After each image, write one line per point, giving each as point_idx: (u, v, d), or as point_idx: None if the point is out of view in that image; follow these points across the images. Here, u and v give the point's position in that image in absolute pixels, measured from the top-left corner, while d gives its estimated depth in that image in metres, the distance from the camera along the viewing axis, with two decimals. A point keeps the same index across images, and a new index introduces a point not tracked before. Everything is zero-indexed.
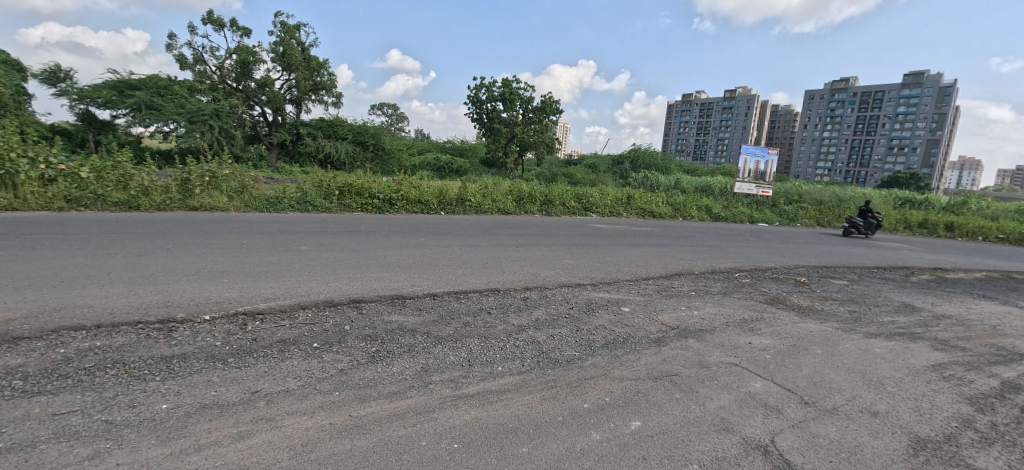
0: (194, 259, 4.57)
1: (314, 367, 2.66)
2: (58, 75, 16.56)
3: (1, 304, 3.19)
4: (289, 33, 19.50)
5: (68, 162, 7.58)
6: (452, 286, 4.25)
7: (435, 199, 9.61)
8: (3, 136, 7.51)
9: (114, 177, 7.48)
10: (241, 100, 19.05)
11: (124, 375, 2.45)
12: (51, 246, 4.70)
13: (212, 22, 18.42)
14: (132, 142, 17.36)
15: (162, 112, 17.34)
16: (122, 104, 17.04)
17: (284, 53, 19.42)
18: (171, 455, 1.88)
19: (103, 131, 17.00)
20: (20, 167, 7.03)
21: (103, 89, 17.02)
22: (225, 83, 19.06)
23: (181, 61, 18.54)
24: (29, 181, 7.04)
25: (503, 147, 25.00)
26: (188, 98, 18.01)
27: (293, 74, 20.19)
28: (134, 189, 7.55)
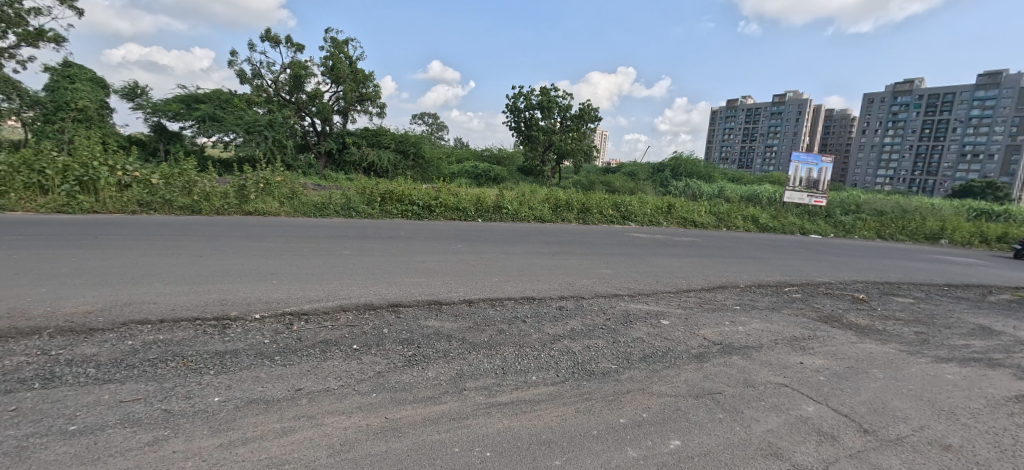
0: (248, 261, 4.86)
1: (353, 368, 2.73)
2: (136, 91, 18.31)
3: (81, 297, 3.53)
4: (338, 47, 20.56)
5: (143, 169, 8.34)
6: (487, 293, 4.27)
7: (473, 207, 9.74)
8: (89, 146, 8.35)
9: (180, 184, 8.12)
10: (294, 111, 20.27)
11: (182, 368, 2.63)
12: (127, 245, 5.16)
13: (269, 40, 19.77)
14: (196, 151, 18.86)
15: (223, 123, 18.75)
16: (189, 117, 18.59)
17: (333, 67, 20.50)
18: (220, 446, 1.98)
19: (172, 141, 18.56)
20: (102, 174, 7.80)
21: (174, 103, 18.64)
22: (279, 96, 20.34)
23: (242, 76, 19.99)
24: (109, 187, 7.79)
25: (540, 155, 25.08)
26: (246, 111, 19.35)
27: (340, 86, 21.25)
28: (197, 194, 8.17)
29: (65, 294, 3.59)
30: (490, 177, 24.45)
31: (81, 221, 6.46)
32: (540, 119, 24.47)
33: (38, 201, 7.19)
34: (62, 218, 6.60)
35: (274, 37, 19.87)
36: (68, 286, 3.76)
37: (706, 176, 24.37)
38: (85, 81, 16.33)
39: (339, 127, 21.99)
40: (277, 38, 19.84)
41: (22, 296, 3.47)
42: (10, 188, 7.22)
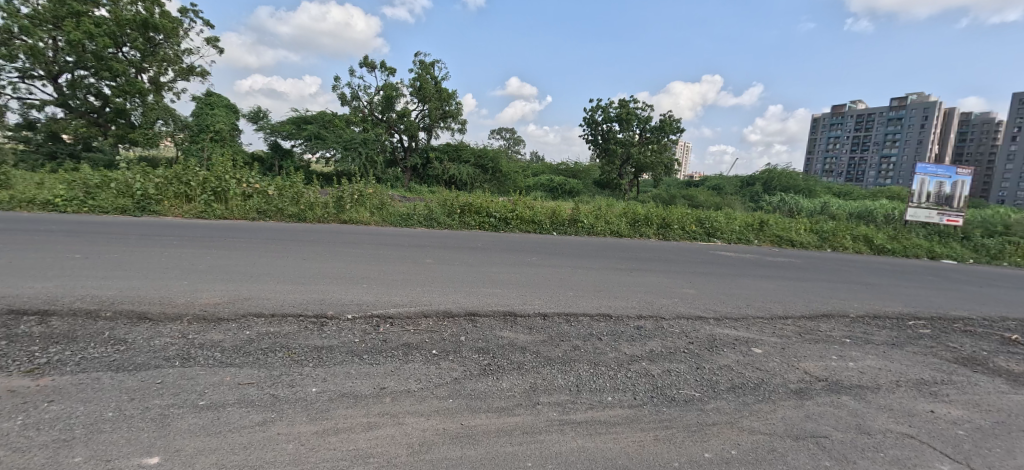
0: (344, 265, 5.36)
1: (432, 372, 2.84)
2: (259, 115, 21.31)
3: (213, 290, 4.13)
4: (425, 69, 22.14)
5: (262, 182, 9.62)
6: (562, 308, 4.21)
7: (548, 220, 9.78)
8: (224, 162, 9.84)
9: (290, 195, 9.24)
10: (385, 129, 22.15)
11: (287, 358, 2.93)
12: (249, 248, 5.96)
13: (367, 65, 21.89)
14: (303, 166, 21.38)
15: (326, 141, 20.99)
16: (299, 135, 21.17)
17: (420, 87, 22.10)
18: (314, 434, 2.16)
19: (285, 158, 21.24)
20: (232, 186, 9.15)
21: (288, 124, 21.38)
22: (373, 115, 22.37)
23: (343, 99, 22.35)
24: (236, 197, 9.11)
25: (617, 169, 24.58)
26: (344, 130, 21.53)
27: (426, 105, 22.79)
28: (303, 204, 9.21)
29: (202, 287, 4.23)
30: (565, 190, 24.56)
31: (215, 226, 7.63)
32: (618, 132, 24.08)
33: (184, 208, 8.63)
34: (202, 223, 7.84)
35: (371, 62, 21.98)
36: (204, 280, 4.43)
37: (806, 190, 21.98)
38: (222, 107, 19.36)
39: (424, 143, 23.52)
40: (373, 63, 21.92)
41: (172, 287, 4.16)
42: (165, 197, 8.76)
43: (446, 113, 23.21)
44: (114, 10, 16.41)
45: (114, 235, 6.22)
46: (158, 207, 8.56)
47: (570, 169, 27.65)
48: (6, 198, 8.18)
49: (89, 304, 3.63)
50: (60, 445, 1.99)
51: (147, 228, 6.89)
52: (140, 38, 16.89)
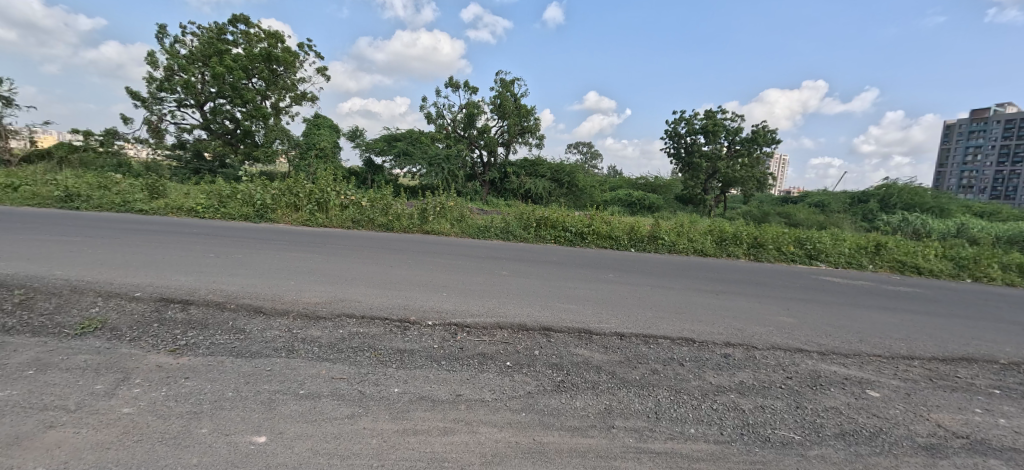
0: (426, 273, 5.66)
1: (505, 384, 2.87)
2: (357, 134, 23.62)
3: (314, 291, 4.60)
4: (505, 87, 22.93)
5: (356, 194, 10.60)
6: (640, 328, 4.02)
7: (625, 235, 9.47)
8: (327, 177, 11.03)
9: (380, 206, 10.04)
10: (466, 145, 23.29)
11: (374, 358, 3.15)
12: (345, 254, 6.57)
13: (452, 85, 23.24)
14: (392, 180, 23.14)
15: (413, 157, 22.67)
16: (390, 152, 23.00)
17: (500, 104, 22.94)
18: (395, 431, 2.29)
19: (376, 172, 23.19)
20: (332, 197, 10.20)
21: (380, 142, 23.39)
22: (456, 132, 23.66)
23: (429, 117, 23.96)
24: (335, 207, 10.12)
25: (702, 183, 23.20)
26: (429, 146, 22.96)
27: (505, 121, 23.56)
28: (391, 215, 9.95)
29: (305, 287, 4.73)
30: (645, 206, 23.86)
31: (318, 233, 8.55)
32: (703, 144, 22.80)
33: (293, 216, 9.81)
34: (307, 230, 8.84)
35: (456, 82, 23.29)
36: (307, 281, 4.96)
37: (936, 209, 18.80)
38: (327, 127, 21.79)
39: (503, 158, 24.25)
40: (457, 83, 23.22)
41: (282, 286, 4.72)
42: (278, 206, 10.02)
43: (525, 129, 23.82)
44: (247, 48, 19.37)
45: (240, 238, 7.23)
46: (273, 215, 9.84)
47: (650, 183, 26.58)
48: (164, 205, 9.95)
49: (219, 296, 4.26)
50: (193, 417, 2.34)
51: (265, 234, 7.93)
52: (265, 70, 19.68)
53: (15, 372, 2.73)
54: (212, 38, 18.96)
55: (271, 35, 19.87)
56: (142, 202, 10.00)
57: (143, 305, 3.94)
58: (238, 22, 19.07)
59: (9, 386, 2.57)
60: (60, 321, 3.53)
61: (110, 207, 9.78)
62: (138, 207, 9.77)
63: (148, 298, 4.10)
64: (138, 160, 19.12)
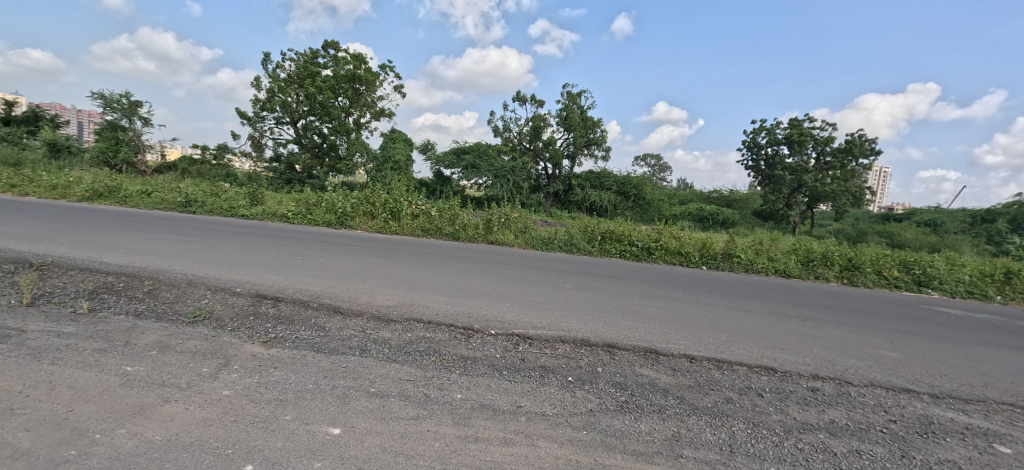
0: (490, 283, 5.79)
1: (567, 399, 2.82)
2: (428, 147, 24.95)
3: (386, 294, 4.89)
4: (572, 99, 23.02)
5: (426, 204, 11.15)
6: (711, 352, 3.77)
7: (697, 252, 8.98)
8: (400, 187, 11.74)
9: (448, 216, 10.46)
10: (531, 158, 23.66)
11: (439, 363, 3.26)
12: (416, 261, 6.93)
13: (519, 99, 23.80)
14: (460, 191, 23.91)
15: (480, 169, 23.26)
16: (458, 164, 23.74)
17: (566, 117, 23.03)
18: (457, 436, 2.34)
19: (445, 184, 24.21)
20: (404, 206, 10.82)
21: (450, 154, 24.38)
22: (522, 145, 24.11)
23: (496, 130, 24.66)
24: (407, 216, 10.72)
25: (785, 198, 21.44)
26: (496, 159, 23.48)
27: (570, 133, 23.58)
28: (458, 224, 10.30)
29: (378, 290, 5.05)
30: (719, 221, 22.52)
31: (392, 241, 9.11)
32: (786, 156, 21.14)
33: (369, 224, 10.54)
34: (381, 237, 9.45)
35: (523, 96, 23.79)
36: (381, 285, 5.29)
37: None
38: (402, 141, 23.28)
39: (567, 170, 24.28)
40: (524, 97, 23.73)
41: (357, 288, 5.06)
42: (357, 214, 10.83)
43: (591, 141, 23.70)
44: (335, 70, 21.31)
45: (323, 243, 7.90)
46: (352, 222, 10.65)
47: (724, 196, 24.99)
48: (261, 211, 11.18)
49: (304, 295, 4.67)
50: (279, 403, 2.58)
51: (345, 239, 8.61)
52: (349, 89, 21.53)
53: (143, 351, 3.20)
54: (307, 62, 21.05)
55: (356, 58, 21.74)
56: (244, 208, 11.32)
57: (243, 299, 4.44)
58: (329, 47, 21.09)
59: (139, 363, 3.01)
60: (178, 309, 4.09)
61: (220, 212, 11.18)
62: (241, 212, 11.06)
63: (246, 294, 4.61)
64: (242, 171, 21.51)
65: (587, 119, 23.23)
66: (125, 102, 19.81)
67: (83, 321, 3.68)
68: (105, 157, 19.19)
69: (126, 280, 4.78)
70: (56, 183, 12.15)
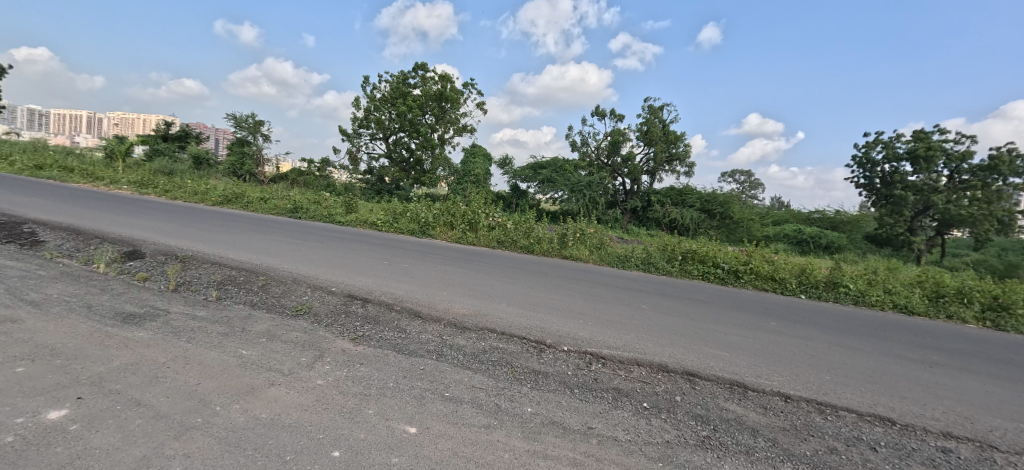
0: (563, 298, 5.76)
1: (642, 426, 2.69)
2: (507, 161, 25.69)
3: (462, 303, 5.08)
4: (653, 113, 22.32)
5: (502, 216, 11.47)
6: (809, 393, 3.36)
7: (793, 279, 8.12)
8: (478, 200, 12.21)
9: (523, 229, 10.63)
10: (608, 173, 23.37)
11: (511, 374, 3.31)
12: (491, 272, 7.14)
13: (598, 114, 23.71)
14: (535, 205, 24.11)
15: (556, 183, 23.27)
16: (535, 179, 23.92)
17: (647, 131, 22.37)
18: (526, 450, 2.34)
19: (521, 197, 24.50)
20: (482, 218, 11.23)
21: (527, 169, 24.57)
22: (599, 160, 23.94)
23: (573, 145, 24.69)
24: (484, 228, 11.10)
25: (907, 221, 18.62)
26: (572, 174, 23.30)
27: (650, 148, 22.86)
28: (533, 238, 10.40)
29: (456, 298, 5.27)
30: (821, 245, 19.65)
31: (469, 251, 9.50)
32: (909, 174, 18.47)
33: (448, 233, 11.11)
34: (460, 247, 9.89)
35: (602, 111, 23.57)
36: (458, 293, 5.51)
37: None
38: (481, 155, 24.29)
39: (646, 186, 23.64)
40: (603, 112, 23.54)
41: (436, 295, 5.33)
42: (437, 224, 11.46)
43: (673, 156, 22.77)
44: (424, 89, 22.91)
45: (407, 251, 8.48)
46: (433, 231, 11.30)
47: (827, 217, 22.26)
48: (355, 218, 12.30)
49: (389, 298, 5.03)
50: (363, 397, 2.79)
51: (426, 248, 9.16)
52: (436, 107, 23.04)
53: (256, 338, 3.66)
54: (399, 83, 22.86)
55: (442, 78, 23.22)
56: (340, 215, 12.55)
57: (336, 298, 4.90)
58: (419, 69, 22.77)
59: (252, 347, 3.46)
60: (284, 303, 4.63)
61: (321, 218, 12.51)
62: (338, 219, 12.27)
63: (340, 293, 5.08)
64: (340, 182, 23.75)
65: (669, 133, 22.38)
66: (252, 121, 23.06)
67: (212, 307, 4.33)
68: (234, 168, 22.49)
69: (245, 274, 5.53)
70: (198, 190, 14.48)
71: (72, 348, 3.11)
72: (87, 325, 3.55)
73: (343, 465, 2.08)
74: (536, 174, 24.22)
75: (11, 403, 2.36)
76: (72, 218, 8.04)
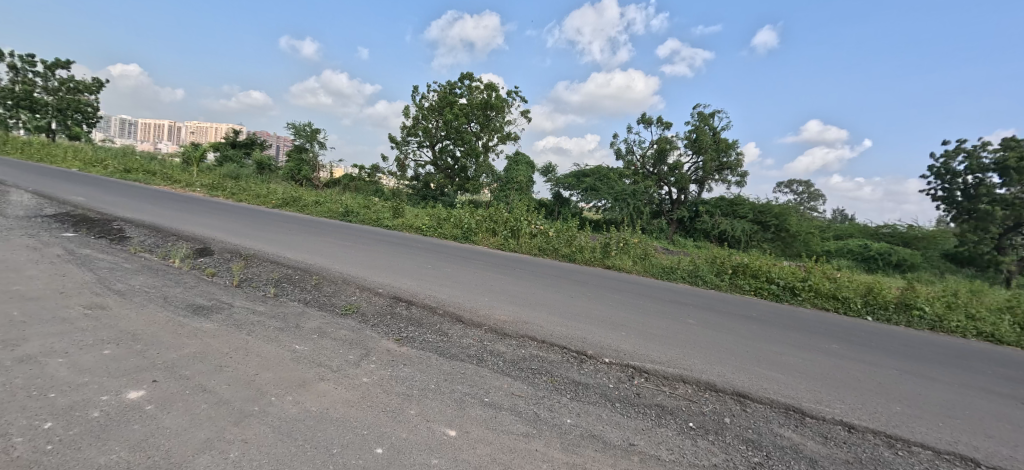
0: (605, 308, 5.67)
1: (688, 447, 2.57)
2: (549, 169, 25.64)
3: (504, 309, 5.12)
4: (703, 121, 21.60)
5: (544, 224, 11.47)
6: (876, 424, 3.08)
7: (859, 298, 7.51)
8: (521, 208, 12.29)
9: (565, 237, 10.57)
10: (654, 181, 22.86)
11: (551, 384, 3.29)
12: (532, 279, 7.15)
13: (644, 122, 23.21)
14: (578, 213, 23.58)
15: (600, 192, 22.79)
16: (578, 187, 23.44)
17: (696, 139, 21.63)
18: (564, 462, 2.31)
19: (563, 205, 24.05)
20: (524, 226, 11.29)
21: (570, 177, 24.02)
22: (644, 168, 23.49)
23: (618, 153, 24.28)
24: (526, 235, 11.15)
25: (996, 239, 16.71)
26: (616, 182, 22.91)
27: (700, 157, 22.05)
28: (574, 246, 10.31)
29: (497, 304, 5.33)
30: (891, 263, 17.78)
31: (511, 258, 9.59)
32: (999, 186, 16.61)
33: (491, 240, 11.26)
34: (502, 254, 10.00)
35: (649, 118, 23.06)
36: (499, 300, 5.56)
37: None
38: (524, 163, 24.46)
39: (694, 196, 22.96)
40: (650, 119, 23.02)
41: (477, 300, 5.41)
42: (480, 230, 11.66)
43: (723, 165, 21.85)
44: (470, 98, 23.44)
45: (451, 256, 8.68)
46: (476, 237, 11.50)
47: (899, 233, 20.34)
48: (401, 223, 12.75)
49: (432, 301, 5.16)
50: (405, 397, 2.87)
51: (469, 254, 9.34)
52: (481, 116, 23.53)
53: (308, 334, 3.88)
54: (446, 92, 23.53)
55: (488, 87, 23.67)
56: (388, 219, 13.06)
57: (382, 299, 5.10)
58: (465, 78, 23.35)
59: (305, 343, 3.66)
60: (334, 302, 4.87)
61: (370, 222, 13.08)
62: (385, 223, 12.77)
63: (386, 295, 5.27)
64: (388, 188, 24.71)
65: (720, 141, 21.53)
66: (309, 130, 24.56)
67: (270, 303, 4.63)
68: (292, 173, 24.05)
69: (300, 273, 5.87)
70: (261, 194, 15.59)
71: (150, 335, 3.43)
72: (163, 314, 3.91)
73: (385, 462, 2.15)
74: (579, 181, 23.60)
75: (99, 382, 2.64)
76: (154, 217, 8.90)
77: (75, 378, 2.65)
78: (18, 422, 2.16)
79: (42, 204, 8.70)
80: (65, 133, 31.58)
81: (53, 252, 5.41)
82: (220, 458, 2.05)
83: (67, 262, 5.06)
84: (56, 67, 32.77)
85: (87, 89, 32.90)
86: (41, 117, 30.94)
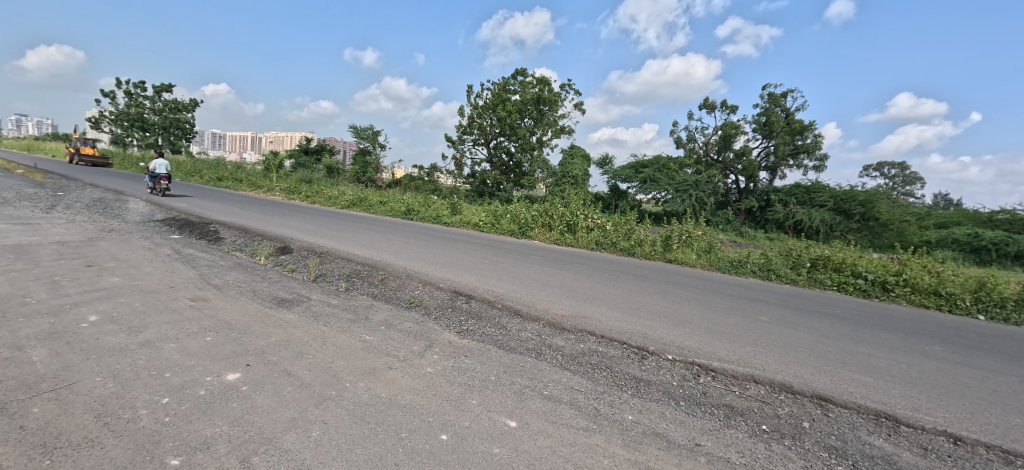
0: (669, 304, 5.46)
1: (761, 451, 2.42)
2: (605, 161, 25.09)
3: (563, 304, 5.12)
4: (774, 101, 19.97)
5: (602, 218, 11.24)
6: (989, 437, 2.70)
7: (967, 294, 6.58)
8: (578, 202, 12.12)
9: (624, 231, 10.27)
10: (719, 170, 21.67)
11: (613, 379, 3.25)
12: (590, 273, 7.11)
13: (707, 106, 21.88)
14: (636, 206, 22.76)
15: (659, 183, 21.70)
16: (636, 179, 22.54)
17: (767, 122, 20.00)
18: (627, 459, 2.26)
19: (620, 198, 23.40)
20: (581, 220, 11.12)
21: (627, 169, 23.30)
22: (708, 156, 22.35)
23: (679, 142, 23.11)
24: (582, 229, 10.99)
25: None
26: (677, 172, 21.88)
27: (771, 141, 20.38)
28: (633, 240, 9.98)
29: (556, 298, 5.36)
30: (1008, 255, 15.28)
31: (567, 252, 9.55)
32: None
33: (547, 235, 11.23)
34: (557, 249, 10.00)
35: (712, 103, 21.73)
36: (557, 294, 5.59)
37: None
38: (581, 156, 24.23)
39: (765, 183, 21.47)
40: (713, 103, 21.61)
41: (536, 294, 5.46)
42: (536, 225, 11.71)
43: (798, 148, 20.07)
44: (523, 93, 23.44)
45: (509, 251, 8.83)
46: (532, 232, 11.58)
47: (1019, 219, 17.32)
48: (459, 219, 13.16)
49: (491, 296, 5.29)
50: (468, 388, 2.98)
51: (526, 249, 9.48)
52: (534, 110, 23.54)
53: (377, 325, 4.14)
54: (500, 89, 23.69)
55: (540, 81, 23.59)
56: (447, 216, 13.55)
57: (443, 294, 5.31)
58: (518, 74, 23.28)
59: (374, 334, 3.92)
60: (400, 296, 5.16)
61: (430, 219, 13.61)
62: (444, 220, 13.29)
63: (447, 290, 5.46)
64: (446, 186, 25.42)
65: (794, 123, 19.85)
66: (371, 132, 25.89)
67: (342, 296, 5.00)
68: (358, 175, 25.73)
69: (367, 269, 6.28)
70: (332, 195, 16.80)
71: (242, 325, 3.85)
72: (253, 306, 4.37)
73: (450, 449, 2.25)
74: (637, 173, 22.83)
75: (204, 365, 3.03)
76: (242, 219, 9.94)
77: (186, 361, 3.06)
78: (143, 397, 2.54)
79: (154, 211, 10.00)
80: (170, 148, 36.11)
81: (164, 252, 6.24)
82: (304, 436, 2.26)
83: (175, 260, 5.84)
84: (162, 91, 37.64)
85: (186, 107, 37.22)
86: (151, 135, 35.70)
